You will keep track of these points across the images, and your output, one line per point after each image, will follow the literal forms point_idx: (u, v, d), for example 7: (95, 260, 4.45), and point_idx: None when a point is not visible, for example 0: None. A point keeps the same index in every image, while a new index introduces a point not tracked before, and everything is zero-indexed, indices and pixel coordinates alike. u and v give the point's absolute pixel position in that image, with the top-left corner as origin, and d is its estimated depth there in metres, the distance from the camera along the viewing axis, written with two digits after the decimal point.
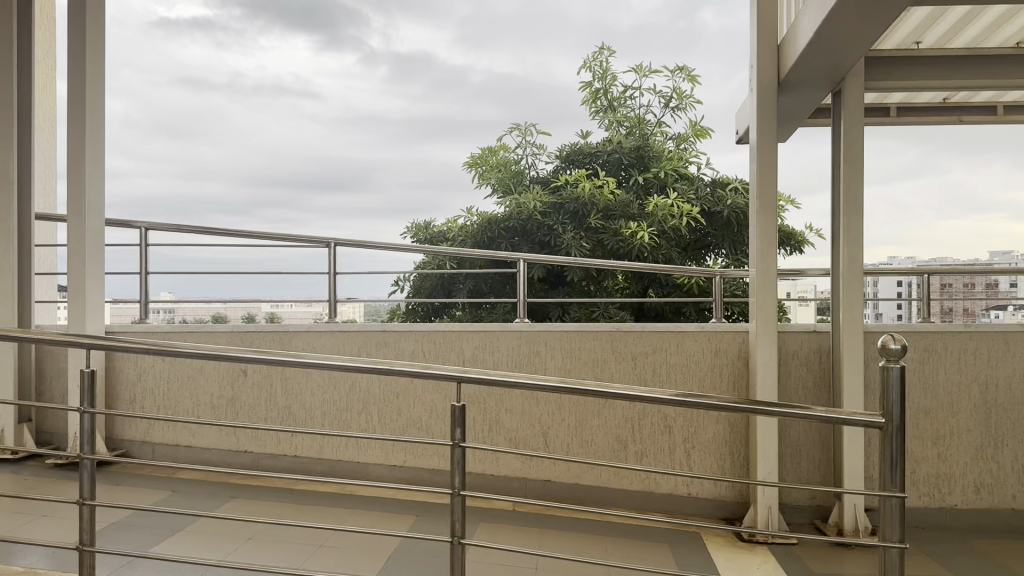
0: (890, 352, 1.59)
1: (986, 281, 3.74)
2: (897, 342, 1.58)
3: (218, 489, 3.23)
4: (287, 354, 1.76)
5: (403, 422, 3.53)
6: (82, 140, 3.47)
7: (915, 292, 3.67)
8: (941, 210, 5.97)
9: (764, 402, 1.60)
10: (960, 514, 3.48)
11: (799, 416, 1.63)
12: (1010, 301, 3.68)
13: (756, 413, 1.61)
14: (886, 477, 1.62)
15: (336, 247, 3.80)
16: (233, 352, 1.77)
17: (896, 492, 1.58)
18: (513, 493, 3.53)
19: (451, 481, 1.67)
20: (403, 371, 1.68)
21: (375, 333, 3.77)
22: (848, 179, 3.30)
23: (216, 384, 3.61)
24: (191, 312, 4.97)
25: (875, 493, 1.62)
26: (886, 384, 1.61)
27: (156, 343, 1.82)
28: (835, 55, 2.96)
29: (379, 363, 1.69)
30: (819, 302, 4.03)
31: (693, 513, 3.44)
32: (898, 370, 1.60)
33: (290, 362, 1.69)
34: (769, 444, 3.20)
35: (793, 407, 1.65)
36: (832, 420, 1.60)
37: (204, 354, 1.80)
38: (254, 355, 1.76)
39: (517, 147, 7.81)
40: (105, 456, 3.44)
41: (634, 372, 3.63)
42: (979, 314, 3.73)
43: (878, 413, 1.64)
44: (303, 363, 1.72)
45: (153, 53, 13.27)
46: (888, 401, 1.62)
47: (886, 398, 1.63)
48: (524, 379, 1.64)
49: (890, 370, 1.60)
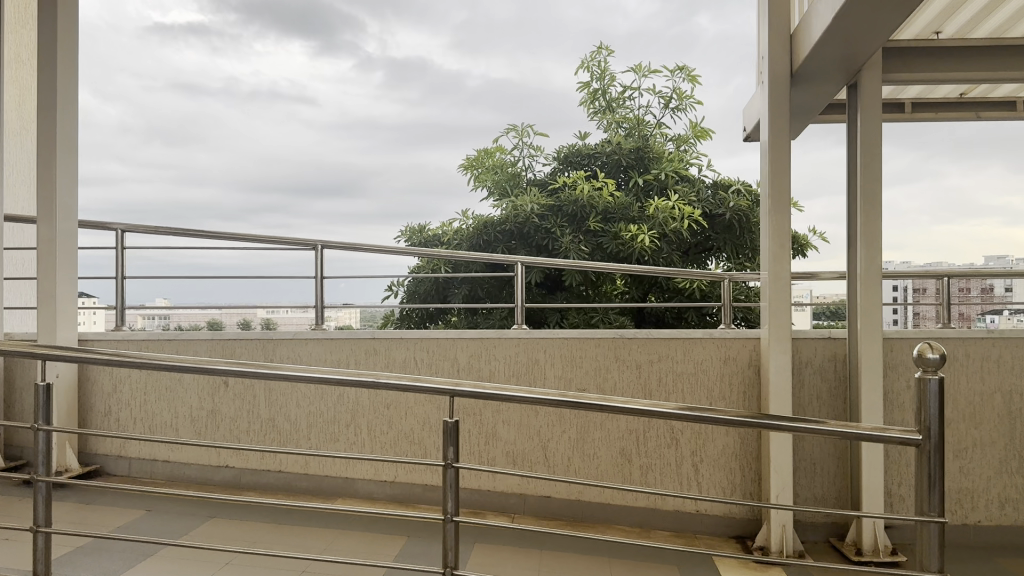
0: (926, 362, 1.45)
1: (982, 285, 3.48)
2: (934, 351, 1.44)
3: (196, 508, 3.03)
4: (263, 365, 1.60)
5: (394, 436, 3.33)
6: (54, 139, 3.28)
7: (909, 297, 3.53)
8: (935, 214, 5.26)
9: (776, 416, 1.52)
10: (984, 531, 3.30)
11: (809, 431, 1.51)
12: (1005, 305, 3.50)
13: (769, 428, 1.50)
14: (924, 499, 1.47)
15: (323, 250, 3.60)
16: (203, 362, 1.61)
17: (936, 517, 1.43)
18: (511, 511, 3.32)
19: (443, 507, 1.54)
20: (391, 385, 1.51)
21: (364, 341, 3.57)
22: (865, 177, 3.12)
23: (195, 395, 3.40)
24: (182, 317, 4.79)
25: (913, 517, 1.46)
26: (924, 397, 1.46)
27: (117, 352, 1.65)
28: (851, 46, 2.79)
29: (364, 375, 1.53)
30: (815, 308, 3.66)
31: (702, 531, 3.25)
32: (936, 382, 1.44)
33: (265, 374, 1.53)
34: (783, 458, 3.02)
35: (809, 421, 1.53)
36: (852, 436, 1.48)
37: (173, 366, 1.62)
38: (236, 366, 1.60)
39: (513, 149, 7.62)
40: (78, 473, 3.22)
41: (638, 381, 3.44)
42: (974, 319, 3.48)
43: (915, 429, 1.49)
44: (281, 376, 1.55)
45: (146, 58, 13.02)
46: (926, 416, 1.47)
47: (924, 411, 1.47)
48: (519, 393, 1.48)
49: (927, 382, 1.45)
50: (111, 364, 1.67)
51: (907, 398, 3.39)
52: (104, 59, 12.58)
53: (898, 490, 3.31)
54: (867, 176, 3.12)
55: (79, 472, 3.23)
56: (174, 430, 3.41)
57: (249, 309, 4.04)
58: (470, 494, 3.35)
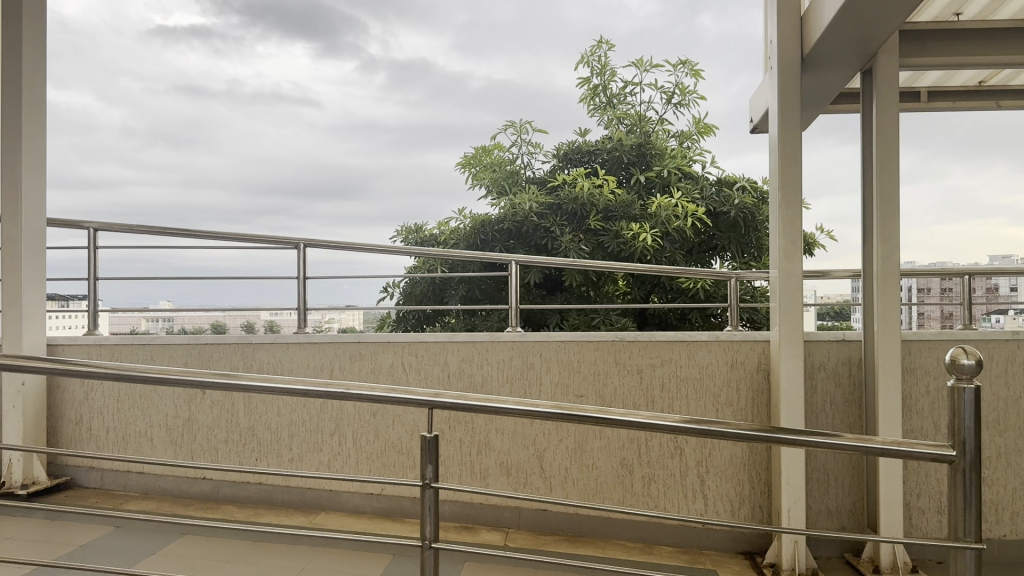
0: (960, 369, 1.27)
1: (987, 285, 3.29)
2: (970, 357, 1.25)
3: (169, 523, 2.84)
4: (226, 377, 1.45)
5: (381, 446, 3.15)
6: (18, 132, 3.10)
7: (912, 297, 3.40)
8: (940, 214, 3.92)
9: (789, 429, 1.33)
10: (1009, 546, 3.13)
11: (824, 445, 1.33)
12: (1010, 305, 3.30)
13: (781, 443, 1.32)
14: (957, 524, 1.28)
15: (306, 249, 3.42)
16: (154, 372, 1.45)
17: (973, 544, 1.24)
18: (504, 525, 3.14)
19: (421, 533, 1.42)
20: (364, 396, 1.37)
21: (349, 345, 3.39)
22: (882, 168, 2.93)
23: (171, 403, 3.22)
24: (190, 320, 4.47)
25: (945, 544, 1.28)
26: (956, 408, 1.28)
27: (61, 362, 1.48)
28: (869, 29, 2.59)
29: (336, 386, 1.39)
30: (821, 309, 3.42)
31: (708, 547, 3.07)
32: (972, 392, 1.26)
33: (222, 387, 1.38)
34: (795, 470, 2.83)
35: (828, 436, 1.35)
36: (871, 452, 1.31)
37: (122, 375, 1.48)
38: (197, 377, 1.45)
39: (512, 146, 7.43)
40: (46, 486, 3.03)
41: (640, 388, 3.25)
42: (979, 320, 3.30)
43: (946, 444, 1.31)
44: (263, 387, 1.41)
45: (151, 62, 12.39)
46: (959, 428, 1.29)
47: (957, 423, 1.29)
48: (511, 405, 1.36)
49: (961, 393, 1.26)
50: (53, 377, 1.50)
51: (926, 404, 3.20)
52: (105, 63, 11.89)
53: (917, 502, 3.13)
54: (883, 168, 2.92)
55: (47, 484, 3.03)
56: (149, 440, 3.23)
57: (256, 313, 4.00)
58: (461, 508, 3.16)
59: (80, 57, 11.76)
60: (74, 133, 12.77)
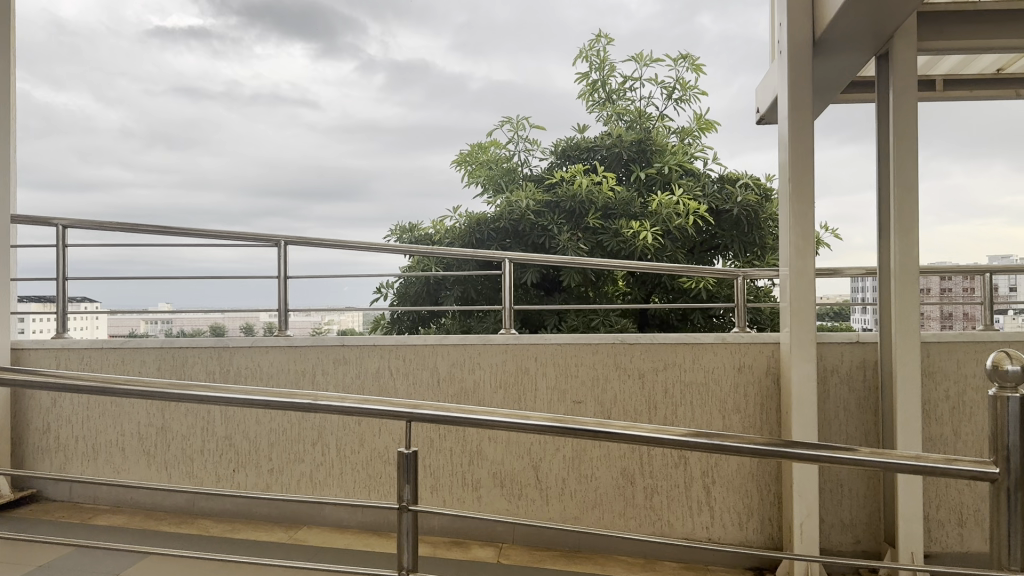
0: (1003, 376, 1.09)
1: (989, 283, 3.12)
2: (1015, 363, 1.07)
3: (139, 537, 2.67)
4: (179, 389, 1.34)
5: (367, 455, 2.98)
6: None
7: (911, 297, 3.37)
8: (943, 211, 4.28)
9: (803, 445, 1.16)
10: None
11: (848, 463, 1.16)
12: (1010, 306, 3.16)
13: (795, 459, 1.16)
14: (1000, 551, 1.10)
15: (286, 247, 3.23)
16: (105, 384, 1.37)
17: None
18: (497, 539, 2.97)
19: (397, 562, 1.24)
20: (334, 408, 1.26)
21: (332, 349, 3.21)
22: (899, 160, 2.75)
23: (144, 412, 3.06)
24: (186, 323, 4.31)
25: (984, 572, 1.10)
26: (996, 422, 1.10)
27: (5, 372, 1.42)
28: (887, 9, 2.40)
29: (299, 397, 1.29)
30: (827, 307, 3.26)
31: (715, 563, 2.90)
32: (1018, 402, 1.08)
33: (175, 398, 1.30)
34: (806, 481, 2.66)
35: (846, 456, 1.17)
36: (898, 469, 1.13)
37: (59, 386, 1.38)
38: (166, 389, 1.35)
39: (508, 143, 7.25)
40: (8, 499, 2.86)
41: (642, 394, 3.07)
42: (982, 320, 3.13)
43: (987, 460, 1.13)
44: (223, 401, 1.29)
45: (147, 63, 11.90)
46: (1003, 442, 1.10)
47: (999, 439, 1.11)
48: (502, 419, 1.21)
49: (1005, 402, 1.09)
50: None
51: (945, 410, 3.03)
52: (104, 65, 11.47)
53: (936, 515, 2.95)
54: (901, 159, 2.75)
55: (9, 498, 2.87)
56: (120, 451, 3.06)
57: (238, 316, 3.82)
58: (454, 522, 3.00)
59: (78, 58, 11.37)
60: (72, 134, 12.20)
